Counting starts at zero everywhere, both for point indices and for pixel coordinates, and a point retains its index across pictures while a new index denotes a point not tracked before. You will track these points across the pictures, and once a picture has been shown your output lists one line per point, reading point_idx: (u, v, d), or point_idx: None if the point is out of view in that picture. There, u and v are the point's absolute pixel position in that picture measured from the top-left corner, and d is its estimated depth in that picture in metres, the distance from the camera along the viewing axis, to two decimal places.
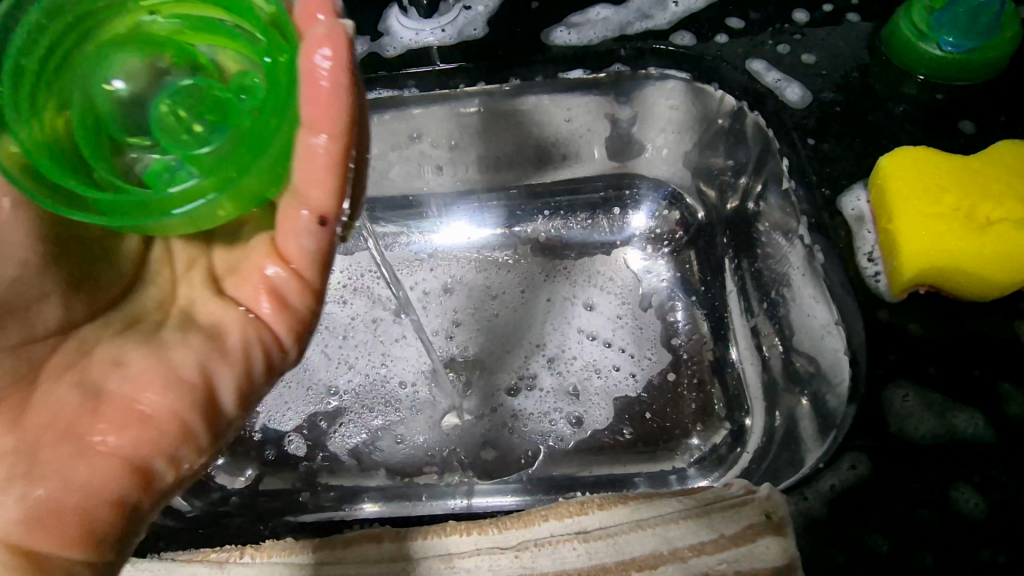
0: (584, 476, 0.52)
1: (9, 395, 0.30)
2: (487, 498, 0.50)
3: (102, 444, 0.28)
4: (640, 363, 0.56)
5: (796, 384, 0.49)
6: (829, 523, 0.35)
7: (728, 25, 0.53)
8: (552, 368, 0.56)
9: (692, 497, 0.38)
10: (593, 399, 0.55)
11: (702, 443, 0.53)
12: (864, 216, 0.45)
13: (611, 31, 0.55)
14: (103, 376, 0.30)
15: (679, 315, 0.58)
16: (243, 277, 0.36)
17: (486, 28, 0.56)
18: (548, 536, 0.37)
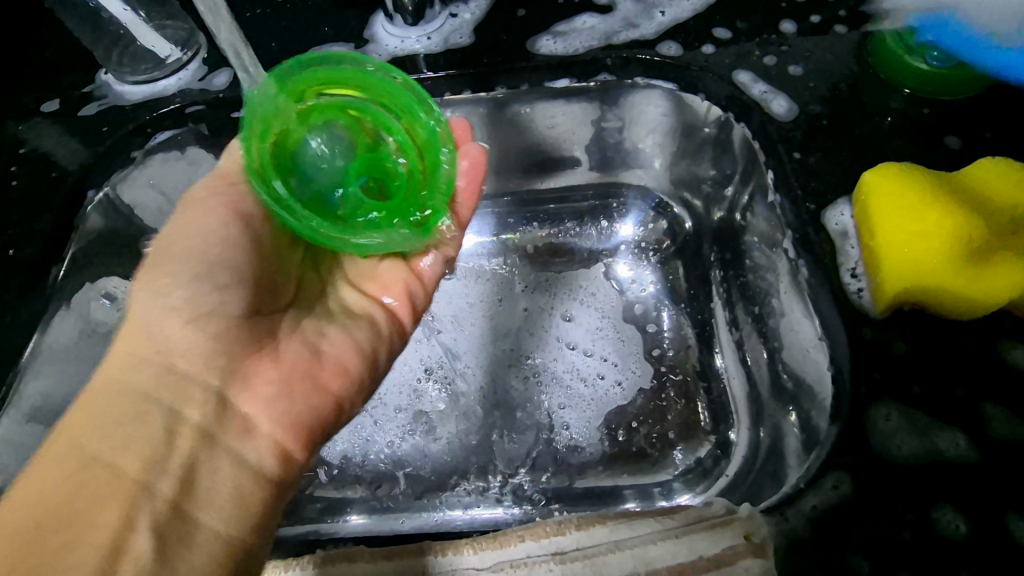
0: (568, 489, 0.51)
1: (266, 343, 0.38)
2: (471, 513, 0.50)
3: (327, 382, 0.38)
4: (625, 372, 0.56)
5: (786, 400, 0.48)
6: (810, 543, 0.34)
7: (714, 36, 0.53)
8: (531, 371, 0.56)
9: (674, 517, 0.38)
10: (579, 404, 0.54)
11: (686, 456, 0.52)
12: (848, 231, 0.45)
13: (597, 40, 0.54)
14: (315, 342, 0.40)
15: (667, 325, 0.57)
16: (394, 280, 0.46)
17: (471, 35, 0.56)
18: (525, 558, 0.36)
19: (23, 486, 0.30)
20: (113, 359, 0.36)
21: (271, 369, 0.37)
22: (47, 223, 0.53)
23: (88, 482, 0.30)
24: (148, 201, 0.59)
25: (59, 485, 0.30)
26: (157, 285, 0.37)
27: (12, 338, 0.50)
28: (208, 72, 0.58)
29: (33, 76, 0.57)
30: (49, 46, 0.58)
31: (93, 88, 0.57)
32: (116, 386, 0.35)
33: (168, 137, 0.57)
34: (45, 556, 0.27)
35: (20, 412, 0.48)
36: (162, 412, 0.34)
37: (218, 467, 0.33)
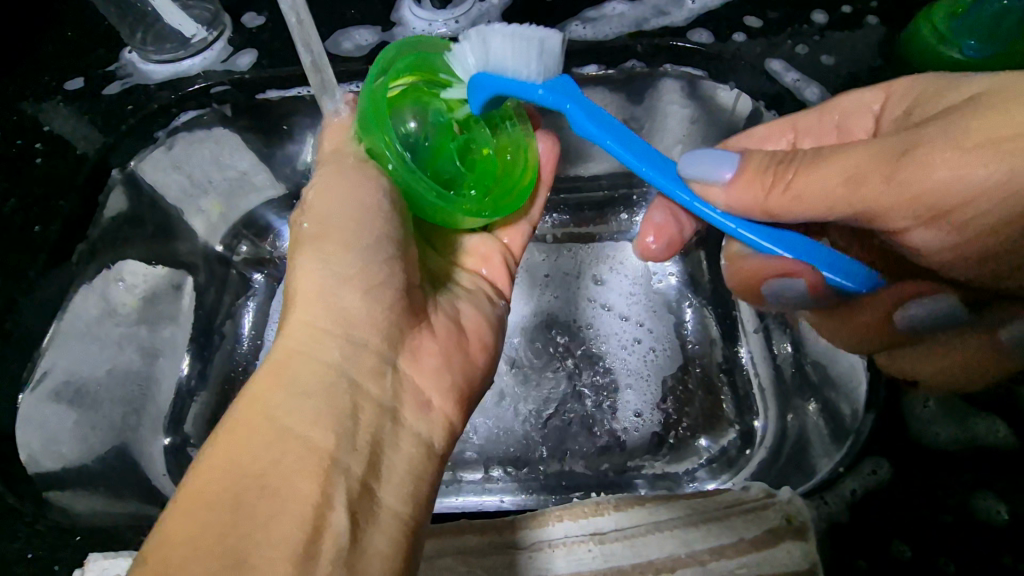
0: (587, 476, 0.51)
1: (421, 317, 0.40)
2: (486, 499, 0.50)
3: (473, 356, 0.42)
4: (659, 338, 0.56)
5: (813, 391, 0.49)
6: (851, 527, 0.36)
7: (746, 25, 0.53)
8: (574, 337, 0.57)
9: (713, 500, 0.39)
10: (630, 375, 0.55)
11: (711, 445, 0.52)
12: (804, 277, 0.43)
13: (629, 27, 0.54)
14: (455, 314, 0.43)
15: (688, 315, 0.57)
16: (495, 259, 0.50)
17: (500, 20, 0.55)
18: (563, 537, 0.37)
19: (221, 450, 0.32)
20: (292, 328, 0.36)
21: (433, 344, 0.39)
22: (71, 201, 0.52)
23: (288, 450, 0.31)
24: (171, 181, 0.59)
25: (260, 450, 0.31)
26: (328, 257, 0.36)
27: (29, 318, 0.48)
28: (233, 53, 0.57)
29: (54, 53, 0.57)
30: (71, 25, 0.58)
31: (117, 67, 0.57)
32: (304, 356, 0.35)
33: (193, 118, 0.56)
34: (257, 515, 0.29)
35: (48, 390, 0.48)
36: (347, 385, 0.35)
37: (396, 441, 0.35)
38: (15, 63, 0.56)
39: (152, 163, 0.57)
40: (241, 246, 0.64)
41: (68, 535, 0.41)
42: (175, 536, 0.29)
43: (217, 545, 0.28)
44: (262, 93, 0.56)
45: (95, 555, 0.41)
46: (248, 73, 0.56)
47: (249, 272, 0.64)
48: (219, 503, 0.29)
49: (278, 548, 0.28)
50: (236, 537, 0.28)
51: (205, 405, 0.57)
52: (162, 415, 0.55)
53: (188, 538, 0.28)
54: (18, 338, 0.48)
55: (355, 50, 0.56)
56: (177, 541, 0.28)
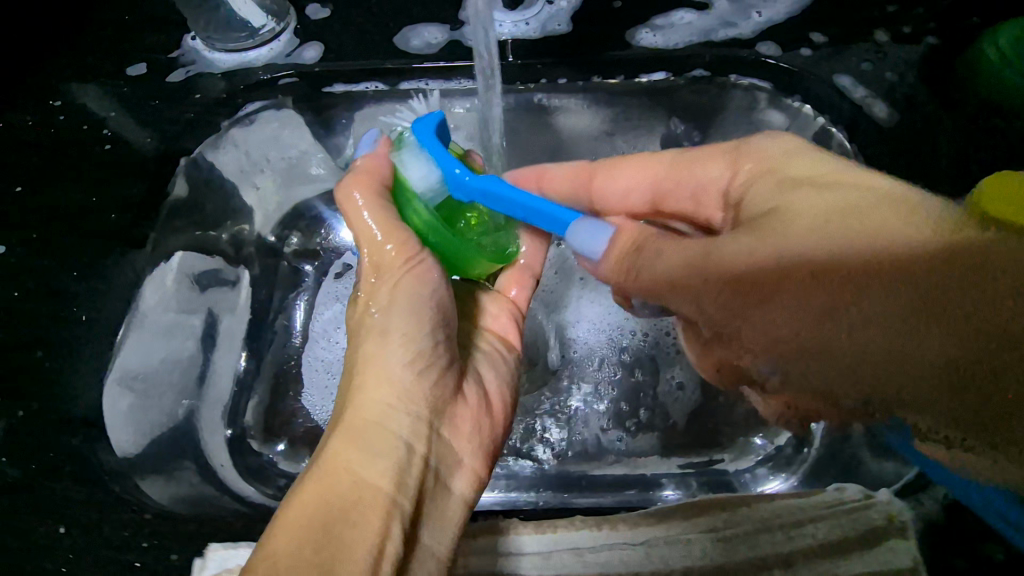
0: (640, 474, 0.53)
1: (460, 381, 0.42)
2: (534, 494, 0.52)
3: (502, 418, 0.44)
4: None
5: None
6: (943, 524, 0.41)
7: (811, 39, 0.54)
8: (608, 339, 0.58)
9: (815, 501, 0.43)
10: (666, 369, 0.56)
11: (766, 444, 0.54)
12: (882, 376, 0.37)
13: (696, 36, 0.55)
14: (482, 378, 0.44)
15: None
16: (506, 320, 0.50)
17: (569, 23, 0.56)
18: (679, 534, 0.42)
19: (297, 506, 0.33)
20: (358, 397, 0.38)
21: (469, 412, 0.41)
22: (142, 186, 0.52)
23: (359, 498, 0.34)
24: (235, 163, 0.57)
25: (343, 491, 0.34)
26: (394, 331, 0.39)
27: (109, 306, 0.48)
28: (298, 46, 0.57)
29: (118, 38, 0.56)
30: (133, 9, 0.57)
31: (180, 54, 0.56)
32: (371, 422, 0.37)
33: (259, 107, 0.57)
34: (332, 549, 0.31)
35: (120, 377, 0.47)
36: (404, 448, 0.37)
37: (439, 498, 0.38)
38: (75, 48, 0.54)
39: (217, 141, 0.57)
40: (291, 237, 0.59)
41: (177, 523, 0.42)
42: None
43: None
44: (329, 86, 0.58)
45: (218, 545, 0.41)
46: (319, 65, 0.57)
47: (298, 264, 0.58)
48: (297, 559, 0.31)
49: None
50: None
51: (258, 404, 0.53)
52: (217, 411, 0.51)
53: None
54: (98, 325, 0.47)
55: (426, 48, 0.57)
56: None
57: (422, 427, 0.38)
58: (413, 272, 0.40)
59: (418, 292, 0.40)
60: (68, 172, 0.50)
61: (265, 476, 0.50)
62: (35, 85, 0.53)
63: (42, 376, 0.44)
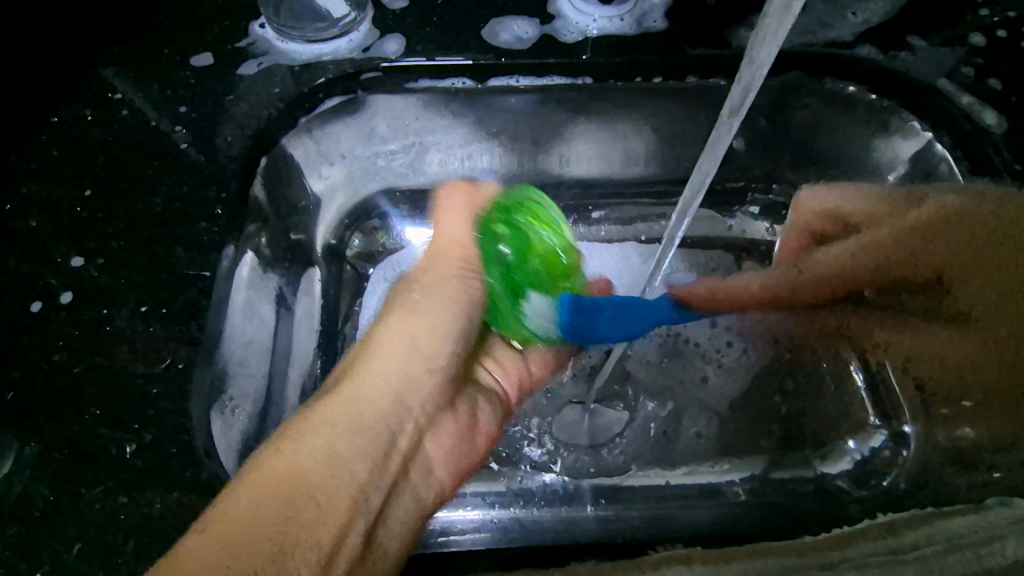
0: (725, 481, 0.52)
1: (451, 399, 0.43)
2: (614, 509, 0.50)
3: (476, 445, 0.46)
4: (752, 343, 0.59)
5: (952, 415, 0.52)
6: None
7: (910, 43, 0.54)
8: (665, 347, 0.59)
9: None
10: (725, 378, 0.58)
11: (860, 447, 0.54)
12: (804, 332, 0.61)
13: (793, 38, 0.54)
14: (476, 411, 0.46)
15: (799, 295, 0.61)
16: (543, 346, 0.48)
17: (665, 20, 0.54)
18: None
19: (273, 459, 0.33)
20: (358, 370, 0.39)
21: (449, 429, 0.43)
22: (233, 191, 0.46)
23: (336, 473, 0.34)
24: (310, 160, 0.54)
25: (320, 460, 0.34)
26: (406, 320, 0.42)
27: (211, 322, 0.42)
28: (379, 36, 0.53)
29: (185, 30, 0.52)
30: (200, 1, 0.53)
31: (250, 43, 0.52)
32: (365, 399, 0.37)
33: (338, 103, 0.52)
34: (303, 517, 0.31)
35: (219, 405, 0.42)
36: (386, 440, 0.37)
37: (407, 502, 0.38)
38: (143, 44, 0.51)
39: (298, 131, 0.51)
40: (353, 237, 0.59)
41: None
42: (221, 523, 0.30)
43: (255, 550, 0.29)
44: (414, 82, 0.53)
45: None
46: (405, 59, 0.52)
47: (360, 267, 0.59)
48: (257, 514, 0.30)
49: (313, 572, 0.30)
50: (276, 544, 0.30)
51: None
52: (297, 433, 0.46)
53: (233, 524, 0.30)
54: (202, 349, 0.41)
55: (516, 43, 0.53)
56: (217, 529, 0.30)
57: (412, 420, 0.39)
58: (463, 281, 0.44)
59: (442, 294, 0.44)
60: (145, 176, 0.46)
61: None
62: (103, 84, 0.49)
63: (149, 404, 0.39)
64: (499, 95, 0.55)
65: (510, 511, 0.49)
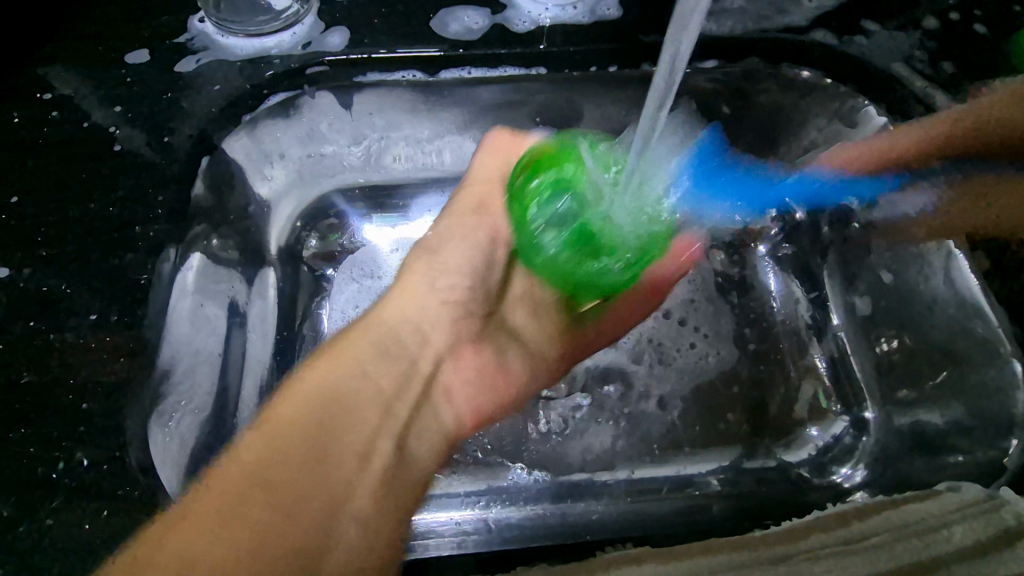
0: (690, 473, 0.53)
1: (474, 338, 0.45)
2: (579, 506, 0.50)
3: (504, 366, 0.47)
4: (718, 343, 0.58)
5: (910, 401, 0.52)
6: None
7: (864, 28, 0.53)
8: (633, 347, 0.57)
9: None
10: (689, 379, 0.56)
11: (822, 433, 0.54)
12: (797, 325, 0.59)
13: (751, 23, 0.53)
14: (501, 353, 0.47)
15: (761, 280, 0.61)
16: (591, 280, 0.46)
17: (619, 7, 0.53)
18: None
19: (304, 381, 0.35)
20: (382, 305, 0.42)
21: (472, 361, 0.45)
22: (173, 194, 0.45)
23: (361, 386, 0.36)
24: (255, 158, 0.51)
25: (346, 376, 0.36)
26: (419, 266, 0.45)
27: (150, 333, 0.41)
28: (324, 29, 0.51)
29: (116, 24, 0.49)
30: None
31: (189, 38, 0.49)
32: (382, 334, 0.39)
33: (285, 100, 0.50)
34: (335, 420, 0.33)
35: (161, 415, 0.40)
36: (403, 372, 0.38)
37: (428, 432, 0.38)
38: (71, 39, 0.48)
39: (244, 130, 0.50)
40: (311, 239, 0.57)
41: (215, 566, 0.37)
42: (261, 435, 0.32)
43: (297, 453, 0.31)
44: (362, 76, 0.51)
45: None
46: (353, 53, 0.50)
47: (318, 268, 0.57)
48: (300, 424, 0.32)
49: (338, 490, 0.31)
50: (306, 457, 0.31)
51: None
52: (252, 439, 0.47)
53: (280, 429, 0.32)
54: (139, 360, 0.40)
55: (466, 33, 0.52)
56: (256, 444, 0.31)
57: (427, 354, 0.41)
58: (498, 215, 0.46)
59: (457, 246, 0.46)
60: (75, 181, 0.44)
61: None
62: (28, 82, 0.47)
63: (81, 421, 0.38)
64: (452, 90, 0.54)
65: (478, 513, 0.49)
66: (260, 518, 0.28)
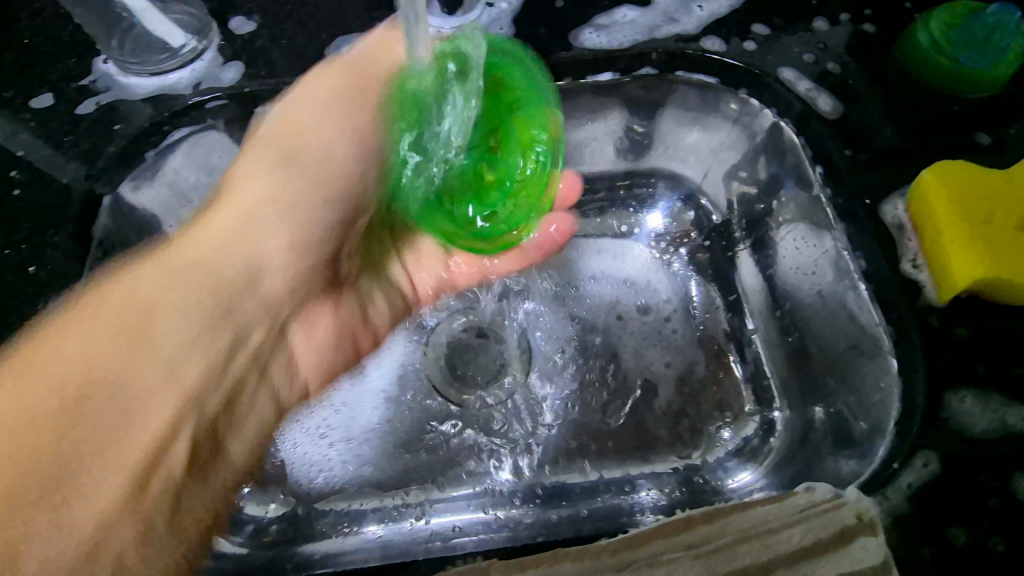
0: (615, 478, 0.53)
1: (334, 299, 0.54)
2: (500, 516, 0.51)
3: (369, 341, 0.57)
4: (654, 351, 0.58)
5: (823, 399, 0.51)
6: (912, 518, 0.39)
7: (754, 32, 0.54)
8: (568, 359, 0.58)
9: (787, 504, 0.39)
10: (619, 390, 0.57)
11: (734, 436, 0.55)
12: (728, 332, 0.59)
13: (640, 34, 0.55)
14: (365, 304, 0.57)
15: (685, 287, 0.61)
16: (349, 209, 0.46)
17: (512, 27, 0.54)
18: (662, 555, 0.38)
19: (115, 290, 0.37)
20: (235, 212, 0.42)
21: (326, 323, 0.54)
22: (65, 233, 0.48)
23: (112, 363, 0.35)
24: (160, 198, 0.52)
25: (110, 338, 0.35)
26: (265, 207, 0.42)
27: None
28: (222, 63, 0.53)
29: (24, 69, 0.52)
30: (44, 38, 0.53)
31: (92, 80, 0.52)
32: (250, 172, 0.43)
33: (187, 134, 0.51)
34: (103, 404, 0.34)
35: None
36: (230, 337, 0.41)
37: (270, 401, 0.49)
38: None
39: (146, 169, 0.51)
40: None
41: None
42: (49, 354, 0.34)
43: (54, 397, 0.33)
44: (261, 106, 0.52)
45: None
46: (249, 86, 0.51)
47: None
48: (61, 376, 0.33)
49: (105, 491, 0.33)
50: (60, 409, 0.32)
51: None
52: None
53: (43, 379, 0.33)
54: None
55: None
56: (31, 365, 0.33)
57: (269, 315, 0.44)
58: (321, 85, 0.43)
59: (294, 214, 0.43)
60: None
61: (234, 524, 0.50)
62: None
63: None
64: None
65: (403, 524, 0.51)
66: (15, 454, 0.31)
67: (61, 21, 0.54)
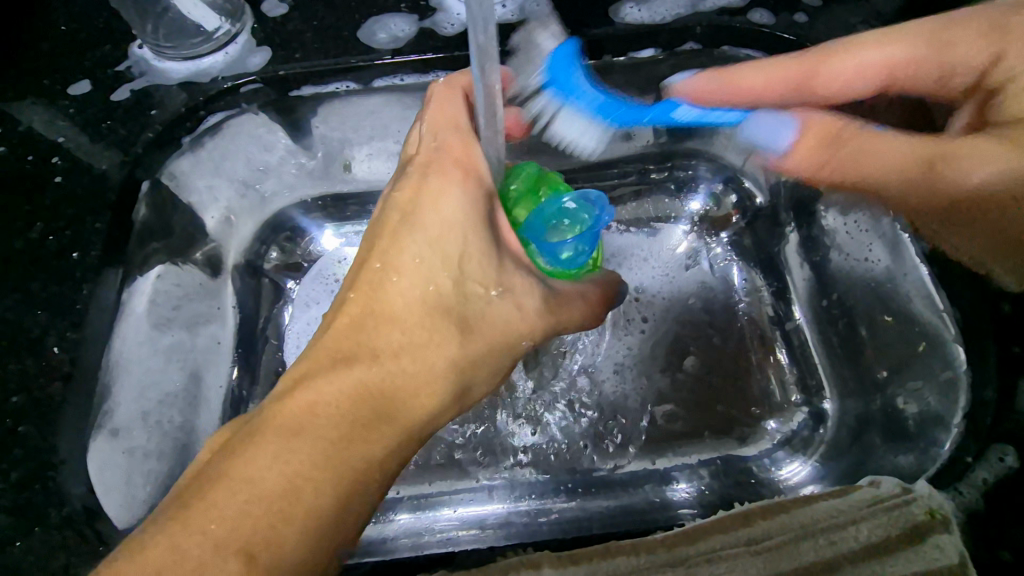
0: (653, 469, 0.52)
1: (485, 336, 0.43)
2: (539, 504, 0.51)
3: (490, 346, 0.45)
4: (695, 339, 0.56)
5: (879, 389, 0.49)
6: (992, 517, 0.36)
7: (805, 4, 0.51)
8: (613, 346, 0.56)
9: (850, 499, 0.40)
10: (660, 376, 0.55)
11: (781, 427, 0.53)
12: (775, 318, 0.56)
13: (684, 7, 0.52)
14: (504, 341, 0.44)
15: (722, 271, 0.59)
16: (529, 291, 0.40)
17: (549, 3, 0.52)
18: (721, 549, 0.37)
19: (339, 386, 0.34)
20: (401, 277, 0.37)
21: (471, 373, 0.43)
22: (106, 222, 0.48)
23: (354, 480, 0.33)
24: (200, 184, 0.54)
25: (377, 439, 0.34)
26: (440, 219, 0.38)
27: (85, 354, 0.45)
28: (254, 46, 0.52)
29: (60, 57, 0.52)
30: (80, 25, 0.53)
31: (128, 66, 0.52)
32: (405, 311, 0.37)
33: (222, 119, 0.52)
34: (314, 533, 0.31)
35: (111, 431, 0.45)
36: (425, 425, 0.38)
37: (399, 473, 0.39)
38: (24, 78, 0.52)
39: (186, 159, 0.52)
40: (270, 252, 0.59)
41: None
42: (240, 470, 0.31)
43: (311, 498, 0.31)
44: (296, 90, 0.53)
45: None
46: (283, 69, 0.51)
47: (281, 280, 0.59)
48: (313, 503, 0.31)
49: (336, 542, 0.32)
50: (286, 488, 0.31)
51: None
52: None
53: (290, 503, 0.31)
54: (73, 382, 0.44)
55: (392, 41, 0.52)
56: (250, 479, 0.31)
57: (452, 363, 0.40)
58: (461, 198, 0.38)
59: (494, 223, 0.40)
60: (32, 216, 0.48)
61: None
62: None
63: (16, 443, 0.42)
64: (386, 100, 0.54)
65: (443, 512, 0.50)
66: (250, 507, 0.30)
67: (97, 7, 0.53)
